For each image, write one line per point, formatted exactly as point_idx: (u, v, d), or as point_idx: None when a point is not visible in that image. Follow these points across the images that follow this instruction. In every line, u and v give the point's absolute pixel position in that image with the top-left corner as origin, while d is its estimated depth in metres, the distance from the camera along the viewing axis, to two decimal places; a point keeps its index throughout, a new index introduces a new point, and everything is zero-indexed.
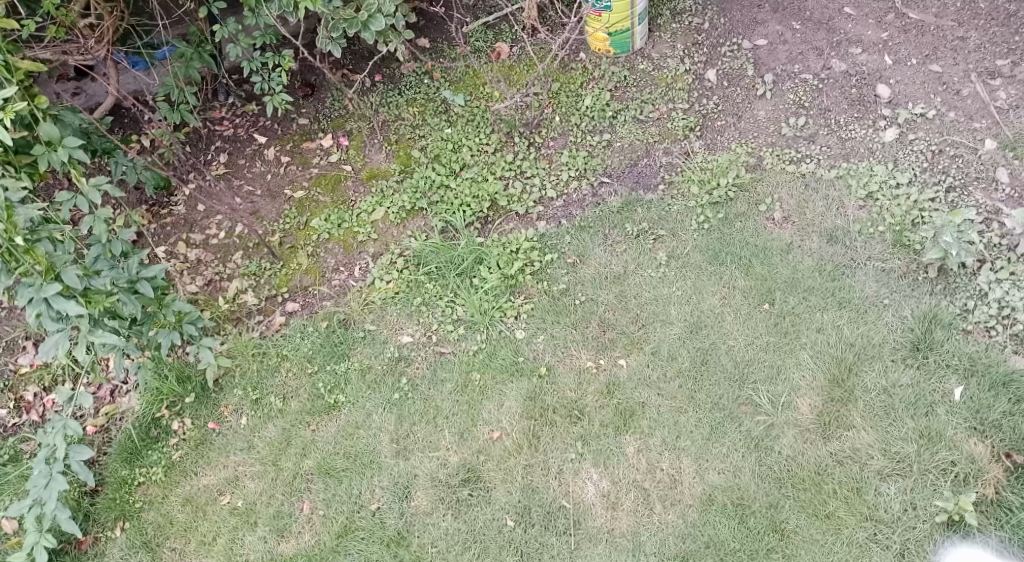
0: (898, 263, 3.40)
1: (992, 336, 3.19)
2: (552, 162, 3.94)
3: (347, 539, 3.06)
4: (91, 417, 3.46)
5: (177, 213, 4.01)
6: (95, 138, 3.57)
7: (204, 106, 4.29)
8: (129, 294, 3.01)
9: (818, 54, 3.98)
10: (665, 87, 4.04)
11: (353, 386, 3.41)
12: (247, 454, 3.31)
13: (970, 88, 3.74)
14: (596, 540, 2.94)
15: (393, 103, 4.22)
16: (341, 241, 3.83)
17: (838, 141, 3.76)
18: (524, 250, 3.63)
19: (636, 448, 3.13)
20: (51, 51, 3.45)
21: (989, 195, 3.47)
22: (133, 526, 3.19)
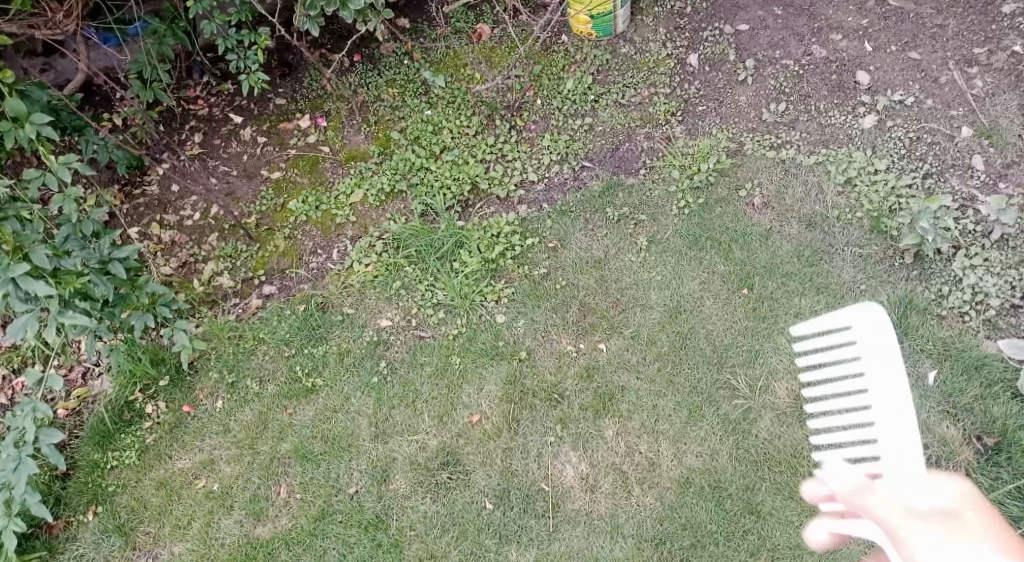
0: (875, 249, 3.43)
1: (965, 322, 3.24)
2: (534, 145, 3.90)
3: (325, 523, 3.07)
4: (61, 400, 3.40)
5: (151, 194, 3.93)
6: (64, 116, 3.48)
7: (178, 85, 4.20)
8: (101, 276, 2.96)
9: (799, 40, 3.97)
10: (647, 71, 4.02)
11: (331, 369, 3.38)
12: (223, 437, 3.28)
13: (948, 75, 3.76)
14: (574, 523, 2.98)
15: (372, 83, 4.16)
16: (319, 223, 3.79)
17: (818, 127, 3.77)
18: (505, 234, 3.60)
19: (615, 431, 3.14)
20: (17, 25, 3.36)
21: (965, 182, 3.51)
22: (105, 511, 3.17)
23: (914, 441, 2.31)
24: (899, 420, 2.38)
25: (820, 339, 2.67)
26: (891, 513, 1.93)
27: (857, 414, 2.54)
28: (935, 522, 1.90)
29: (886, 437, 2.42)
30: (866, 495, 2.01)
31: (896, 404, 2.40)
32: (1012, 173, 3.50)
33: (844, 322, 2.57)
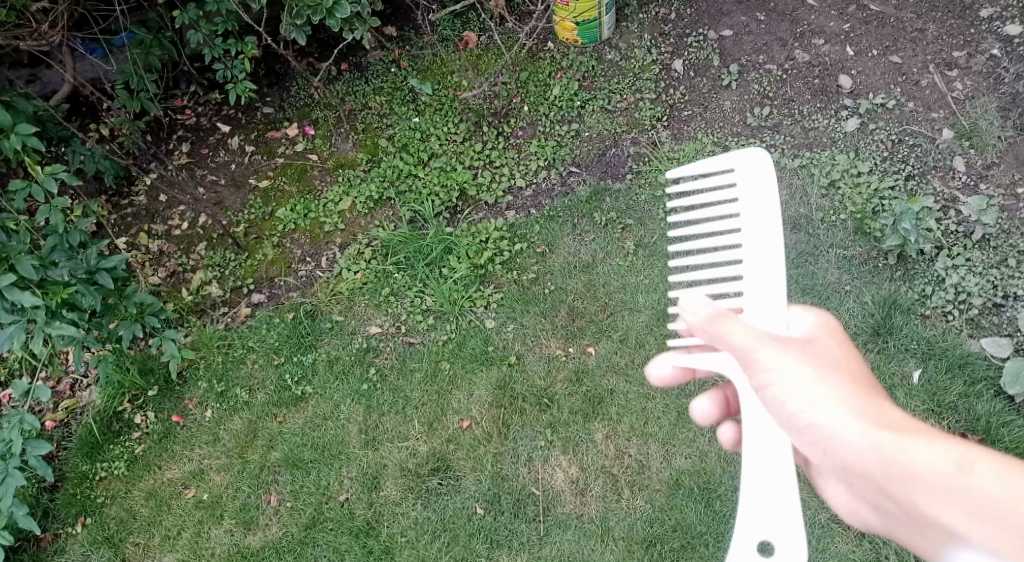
0: (859, 250, 3.47)
1: (949, 321, 3.28)
2: (521, 151, 3.92)
3: (316, 531, 3.07)
4: (49, 411, 3.39)
5: (138, 204, 3.93)
6: (50, 127, 3.48)
7: (165, 95, 4.20)
8: (88, 286, 2.95)
9: (782, 44, 4.02)
10: (633, 77, 4.05)
11: (320, 377, 3.38)
12: (213, 446, 3.28)
13: (929, 79, 3.82)
14: (565, 526, 2.99)
15: (360, 91, 4.17)
16: (307, 232, 3.79)
17: (802, 131, 3.81)
18: (493, 240, 3.62)
19: (605, 435, 3.16)
20: (2, 36, 3.36)
21: (947, 183, 3.56)
22: (94, 522, 3.16)
23: (780, 272, 2.37)
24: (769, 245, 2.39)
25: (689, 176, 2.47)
26: (746, 340, 1.98)
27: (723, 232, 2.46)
28: (788, 348, 2.01)
29: (753, 264, 2.41)
30: (726, 315, 2.02)
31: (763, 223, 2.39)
32: (992, 174, 3.55)
33: (723, 163, 2.43)
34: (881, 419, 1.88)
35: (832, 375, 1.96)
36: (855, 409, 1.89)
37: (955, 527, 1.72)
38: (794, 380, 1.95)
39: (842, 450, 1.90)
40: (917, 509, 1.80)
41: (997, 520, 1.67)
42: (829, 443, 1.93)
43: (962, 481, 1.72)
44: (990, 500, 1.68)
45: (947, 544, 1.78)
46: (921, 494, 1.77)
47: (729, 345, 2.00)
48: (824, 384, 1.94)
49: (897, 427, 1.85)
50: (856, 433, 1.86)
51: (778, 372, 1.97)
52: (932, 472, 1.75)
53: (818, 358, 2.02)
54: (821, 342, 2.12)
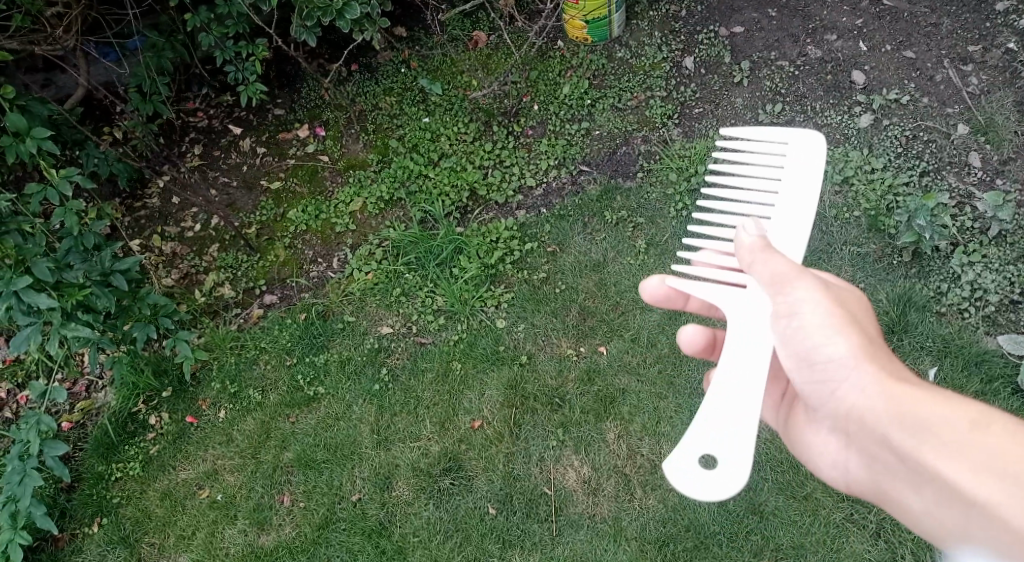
0: (873, 247, 3.44)
1: (965, 319, 3.25)
2: (531, 150, 3.92)
3: (329, 530, 3.08)
4: (65, 413, 3.42)
5: (152, 206, 3.96)
6: (65, 130, 3.51)
7: (177, 97, 4.23)
8: (103, 288, 2.97)
9: (794, 41, 3.99)
10: (643, 74, 4.04)
11: (332, 377, 3.39)
12: (226, 447, 3.29)
13: (943, 73, 3.78)
14: (577, 526, 2.98)
15: (370, 92, 4.18)
16: (319, 232, 3.81)
17: (814, 127, 3.78)
18: (504, 240, 3.61)
19: (617, 434, 3.15)
20: (17, 41, 3.39)
21: (962, 179, 3.52)
22: (110, 522, 3.19)
23: (804, 225, 2.37)
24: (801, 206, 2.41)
25: (747, 144, 2.64)
26: (789, 269, 2.12)
27: (759, 195, 2.52)
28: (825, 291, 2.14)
29: (778, 218, 2.42)
30: (773, 249, 2.18)
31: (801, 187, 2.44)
32: (1008, 169, 3.51)
33: (782, 139, 2.59)
34: (899, 374, 2.02)
35: (859, 326, 2.10)
36: (876, 359, 2.03)
37: (955, 479, 1.83)
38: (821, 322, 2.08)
39: (859, 394, 2.03)
40: (918, 458, 1.91)
41: (998, 475, 1.77)
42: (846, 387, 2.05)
43: (970, 437, 1.84)
44: (995, 456, 1.79)
45: (940, 496, 1.88)
46: (929, 444, 1.89)
47: (768, 269, 2.14)
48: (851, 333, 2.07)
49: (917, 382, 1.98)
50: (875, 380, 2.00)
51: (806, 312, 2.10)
52: (946, 425, 1.88)
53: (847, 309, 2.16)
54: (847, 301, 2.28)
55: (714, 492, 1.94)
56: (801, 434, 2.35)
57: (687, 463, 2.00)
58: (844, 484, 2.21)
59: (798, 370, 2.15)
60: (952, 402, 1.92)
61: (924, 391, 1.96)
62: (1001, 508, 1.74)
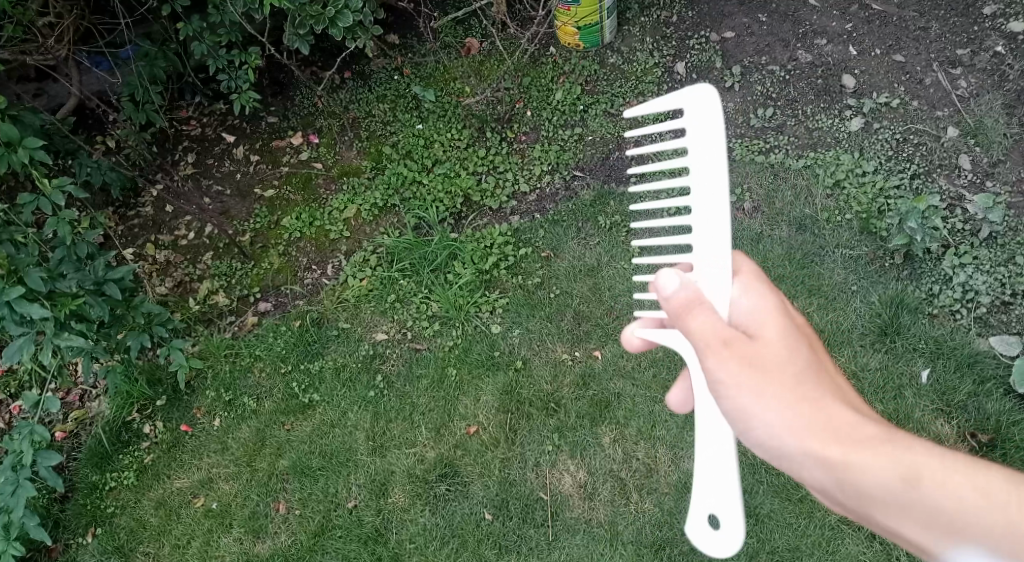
0: (865, 250, 3.46)
1: (957, 320, 3.27)
2: (525, 156, 3.93)
3: (324, 538, 3.07)
4: (59, 423, 3.40)
5: (145, 215, 3.95)
6: (57, 140, 3.51)
7: (170, 106, 4.23)
8: (96, 297, 2.97)
9: (784, 46, 4.01)
10: (635, 80, 4.05)
11: (328, 384, 3.39)
12: (222, 455, 3.28)
13: (932, 77, 3.81)
14: (573, 531, 2.99)
15: (363, 99, 4.19)
16: (313, 239, 3.81)
17: (806, 131, 3.80)
18: (498, 246, 3.62)
19: (612, 438, 3.15)
20: (9, 51, 3.38)
21: (952, 181, 3.55)
22: (104, 532, 3.17)
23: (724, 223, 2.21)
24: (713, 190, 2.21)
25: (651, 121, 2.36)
26: (704, 342, 1.95)
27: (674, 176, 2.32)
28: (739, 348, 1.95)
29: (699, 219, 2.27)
30: (691, 307, 1.98)
31: (703, 167, 2.22)
32: (998, 171, 3.53)
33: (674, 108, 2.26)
34: (835, 431, 1.86)
35: (778, 379, 1.92)
36: (806, 423, 1.87)
37: (908, 534, 1.78)
38: (748, 391, 1.91)
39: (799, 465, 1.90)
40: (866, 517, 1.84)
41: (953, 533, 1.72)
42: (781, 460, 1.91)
43: (914, 497, 1.75)
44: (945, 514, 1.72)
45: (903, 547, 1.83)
46: (878, 509, 1.80)
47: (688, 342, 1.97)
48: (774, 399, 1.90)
49: (847, 439, 1.84)
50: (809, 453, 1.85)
51: (726, 385, 1.93)
52: (884, 487, 1.78)
53: (767, 358, 1.95)
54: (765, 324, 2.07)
55: (725, 551, 2.07)
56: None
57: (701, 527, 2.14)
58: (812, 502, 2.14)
59: (736, 430, 2.01)
60: (887, 457, 1.79)
61: (860, 451, 1.81)
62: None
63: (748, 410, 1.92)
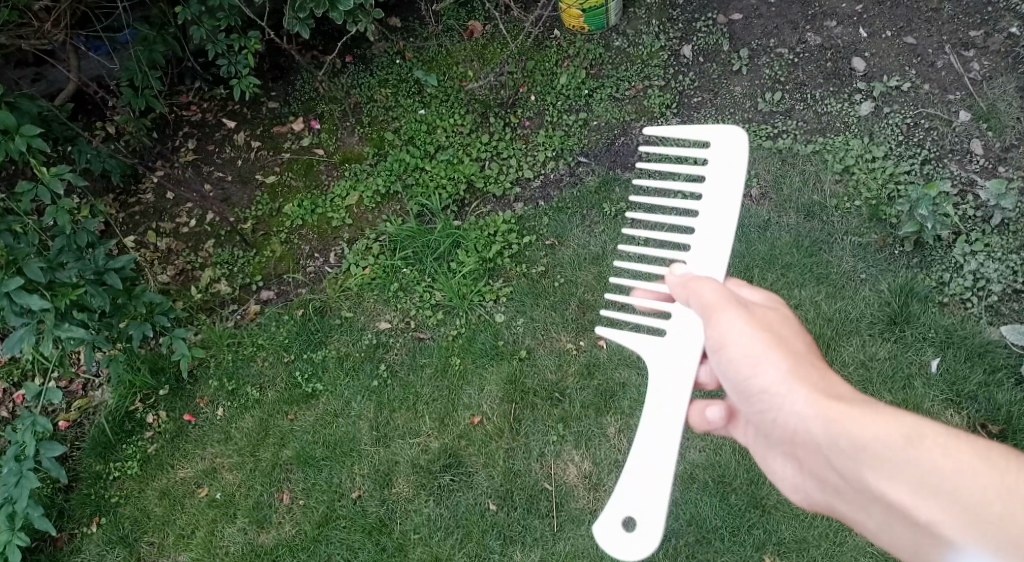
0: (874, 237, 3.41)
1: (968, 308, 3.23)
2: (528, 142, 3.88)
3: (328, 529, 3.07)
4: (62, 412, 3.39)
5: (146, 202, 3.92)
6: (56, 127, 3.46)
7: (170, 91, 4.18)
8: (96, 287, 2.93)
9: (793, 28, 3.93)
10: (641, 63, 3.98)
11: (331, 374, 3.37)
12: (225, 445, 3.27)
13: (944, 59, 3.74)
14: (578, 522, 2.97)
15: (365, 84, 4.13)
16: (315, 227, 3.77)
17: (815, 115, 3.73)
18: (501, 233, 3.58)
19: (617, 428, 3.13)
20: (6, 36, 3.32)
21: (964, 166, 3.49)
22: (108, 521, 3.17)
23: (724, 245, 2.44)
24: (721, 213, 2.48)
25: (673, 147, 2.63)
26: (716, 297, 2.15)
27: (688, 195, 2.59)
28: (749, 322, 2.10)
29: (696, 248, 2.48)
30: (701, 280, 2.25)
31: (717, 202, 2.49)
32: (1011, 157, 3.48)
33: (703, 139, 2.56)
34: (833, 392, 1.95)
35: (786, 346, 2.04)
36: (806, 377, 1.97)
37: (913, 487, 1.77)
38: (748, 348, 2.05)
39: (786, 426, 2.01)
40: (926, 477, 1.76)
41: (941, 495, 1.74)
42: (774, 412, 2.02)
43: (914, 455, 1.78)
44: (932, 474, 1.76)
45: (883, 515, 1.87)
46: (869, 464, 1.84)
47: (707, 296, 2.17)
48: (781, 353, 2.02)
49: (858, 402, 1.91)
50: (807, 399, 1.94)
51: (738, 337, 2.06)
52: (889, 432, 1.82)
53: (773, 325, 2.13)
54: (780, 315, 2.18)
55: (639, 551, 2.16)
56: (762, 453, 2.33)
57: (612, 530, 2.21)
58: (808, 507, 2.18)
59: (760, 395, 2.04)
60: (892, 417, 1.85)
61: (857, 405, 1.90)
62: (950, 531, 1.72)
63: (752, 371, 2.04)
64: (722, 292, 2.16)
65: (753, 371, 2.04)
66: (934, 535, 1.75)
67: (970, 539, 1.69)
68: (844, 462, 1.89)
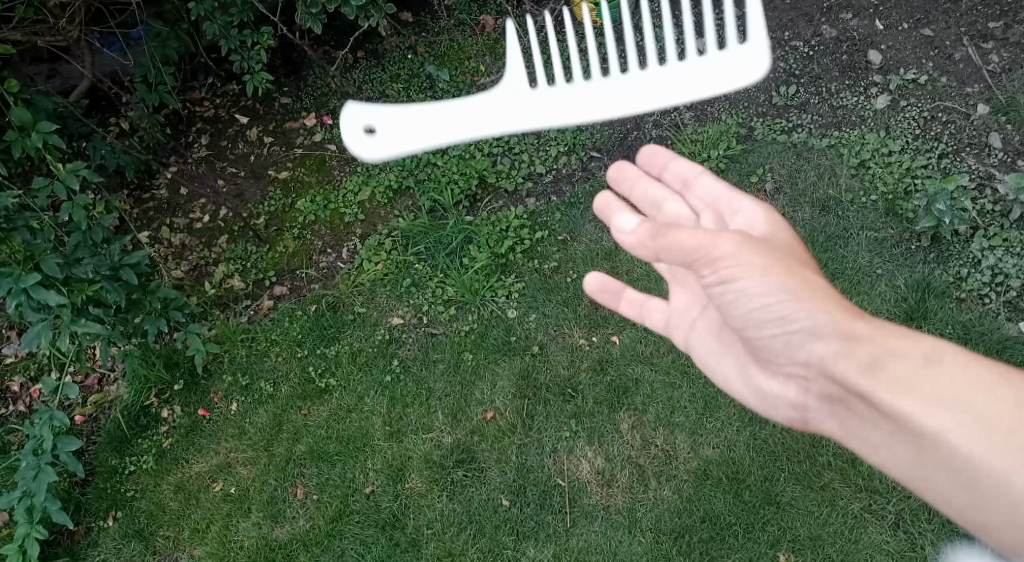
0: (891, 232, 3.38)
1: (985, 304, 3.20)
2: (540, 136, 3.86)
3: (342, 523, 3.08)
4: (78, 407, 3.42)
5: (160, 198, 3.93)
6: (71, 123, 3.47)
7: (183, 87, 4.18)
8: (112, 283, 2.94)
9: (808, 20, 3.89)
10: (654, 57, 3.95)
11: (344, 369, 3.38)
12: (239, 440, 3.29)
13: (962, 52, 3.69)
14: (591, 518, 2.97)
15: (376, 79, 4.12)
16: (328, 223, 3.78)
17: (830, 109, 3.70)
18: (513, 229, 3.58)
19: (630, 425, 3.12)
20: (21, 33, 3.34)
21: (982, 160, 3.45)
22: (125, 515, 3.20)
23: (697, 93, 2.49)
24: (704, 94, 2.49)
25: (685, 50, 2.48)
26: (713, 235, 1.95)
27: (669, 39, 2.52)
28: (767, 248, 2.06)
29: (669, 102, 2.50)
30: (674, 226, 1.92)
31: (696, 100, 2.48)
32: None
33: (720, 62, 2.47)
34: (852, 312, 2.02)
35: (806, 273, 2.05)
36: (830, 299, 2.01)
37: (931, 406, 1.87)
38: (767, 281, 1.97)
39: (801, 348, 2.08)
40: (944, 394, 1.87)
41: (959, 410, 1.85)
42: (795, 335, 2.06)
43: (934, 372, 1.89)
44: (949, 391, 1.86)
45: (892, 431, 1.97)
46: (887, 381, 1.92)
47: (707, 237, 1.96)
48: (806, 277, 2.04)
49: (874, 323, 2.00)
50: (830, 326, 1.99)
51: (755, 267, 1.96)
52: (908, 351, 1.93)
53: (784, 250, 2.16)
54: (783, 242, 2.22)
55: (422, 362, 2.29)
56: (748, 369, 2.38)
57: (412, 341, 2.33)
58: (795, 422, 2.29)
59: (782, 319, 2.04)
60: (911, 340, 1.97)
61: (879, 329, 1.99)
62: (965, 444, 1.83)
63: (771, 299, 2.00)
64: (705, 233, 1.92)
65: (762, 303, 2.01)
66: (946, 447, 1.86)
67: (984, 452, 1.81)
68: (861, 386, 1.97)
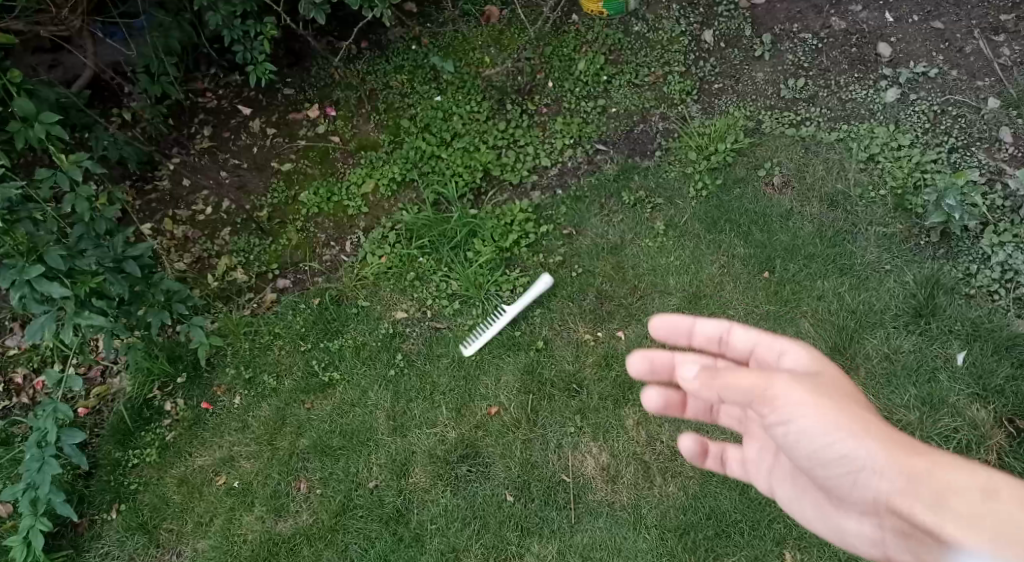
0: (900, 227, 3.34)
1: (995, 301, 3.16)
2: (546, 129, 3.83)
3: (345, 518, 3.07)
4: (80, 399, 3.40)
5: (162, 189, 3.90)
6: (73, 114, 3.44)
7: (186, 77, 4.15)
8: (115, 274, 2.93)
9: (817, 12, 3.85)
10: (661, 49, 3.91)
11: (348, 363, 3.36)
12: (243, 434, 3.27)
13: (973, 44, 3.64)
14: (596, 514, 2.96)
15: (380, 70, 4.09)
16: (331, 215, 3.75)
17: (839, 102, 3.66)
18: (518, 223, 3.54)
19: (636, 421, 3.10)
20: (23, 22, 3.31)
21: (992, 155, 3.42)
22: (128, 508, 3.18)
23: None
24: None
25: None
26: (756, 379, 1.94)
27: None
28: (808, 384, 1.97)
29: None
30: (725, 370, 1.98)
31: None
32: None
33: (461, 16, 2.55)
34: (908, 447, 1.91)
35: (853, 407, 1.96)
36: (882, 435, 1.92)
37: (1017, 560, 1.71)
38: (811, 424, 1.92)
39: (864, 486, 1.95)
40: None
41: None
42: (852, 471, 1.95)
43: (1011, 514, 1.74)
44: None
45: None
46: (967, 531, 1.76)
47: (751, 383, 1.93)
48: (853, 412, 1.94)
49: (929, 458, 1.90)
50: (890, 464, 1.89)
51: (801, 407, 1.92)
52: (966, 489, 1.81)
53: (829, 381, 2.04)
54: (825, 371, 2.09)
55: None
56: (817, 515, 2.22)
57: None
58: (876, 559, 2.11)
59: (841, 457, 1.93)
60: (969, 470, 1.86)
61: (941, 464, 1.88)
62: None
63: (817, 440, 1.93)
64: (758, 374, 1.95)
65: (823, 445, 1.93)
66: None
67: None
68: (927, 522, 1.84)
